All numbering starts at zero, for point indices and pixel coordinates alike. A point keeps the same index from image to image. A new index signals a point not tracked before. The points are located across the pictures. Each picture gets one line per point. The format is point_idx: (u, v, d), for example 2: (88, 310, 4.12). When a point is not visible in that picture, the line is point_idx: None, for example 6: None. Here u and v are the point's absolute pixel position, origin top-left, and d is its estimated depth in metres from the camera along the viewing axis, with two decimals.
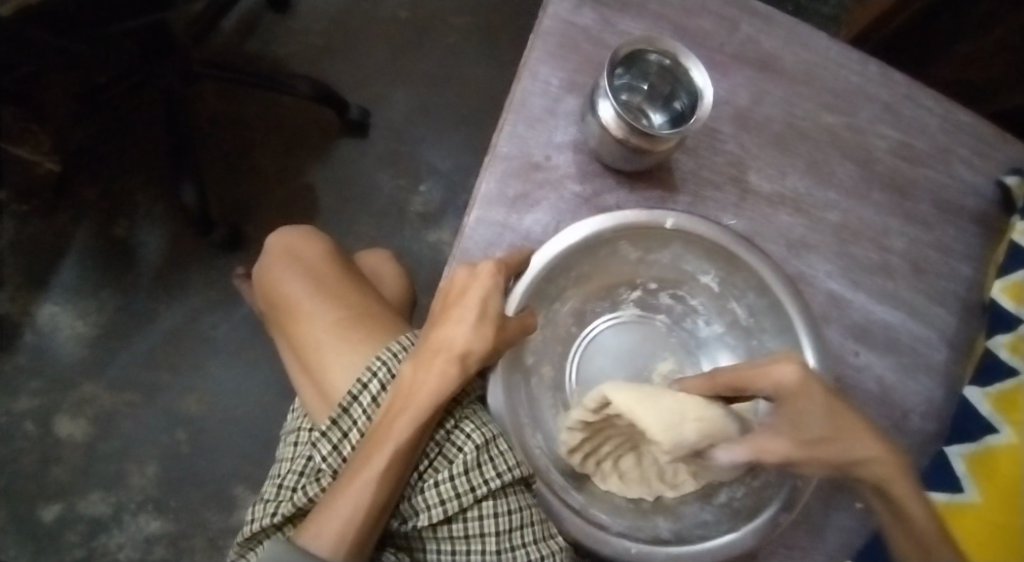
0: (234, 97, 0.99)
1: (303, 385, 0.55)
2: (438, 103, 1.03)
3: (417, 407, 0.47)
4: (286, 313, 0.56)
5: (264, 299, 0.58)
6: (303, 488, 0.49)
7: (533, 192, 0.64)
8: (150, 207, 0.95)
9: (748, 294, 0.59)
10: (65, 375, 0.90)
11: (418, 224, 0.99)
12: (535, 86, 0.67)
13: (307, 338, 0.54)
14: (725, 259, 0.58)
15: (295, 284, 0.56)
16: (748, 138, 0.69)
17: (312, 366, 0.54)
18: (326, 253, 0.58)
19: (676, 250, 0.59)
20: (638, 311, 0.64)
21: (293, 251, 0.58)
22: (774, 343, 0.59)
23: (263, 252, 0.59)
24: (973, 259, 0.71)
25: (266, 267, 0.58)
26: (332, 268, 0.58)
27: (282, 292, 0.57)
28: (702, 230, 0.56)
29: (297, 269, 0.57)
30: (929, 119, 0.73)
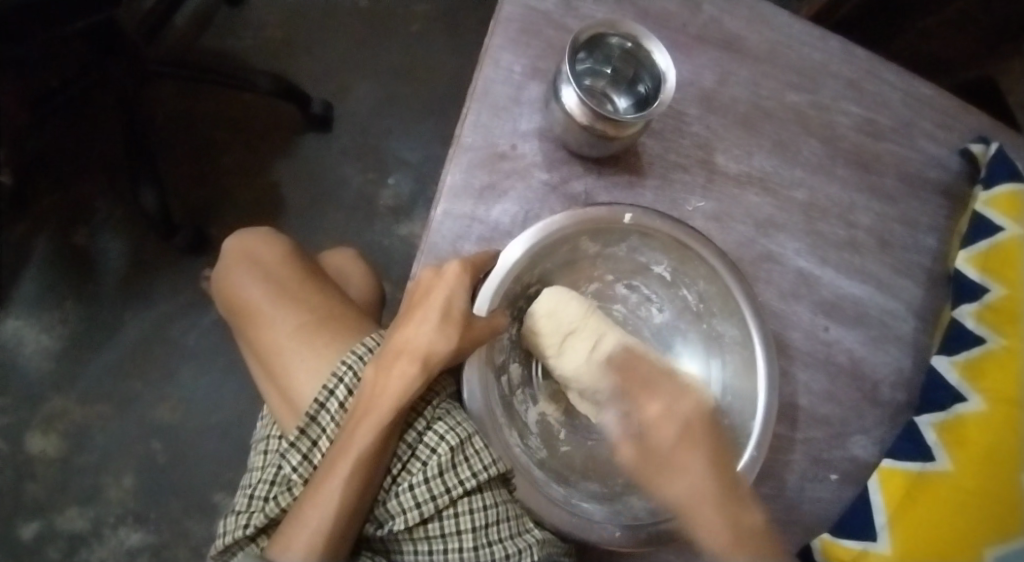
0: (191, 96, 0.96)
1: (270, 392, 0.53)
2: (403, 94, 1.01)
3: (381, 409, 0.47)
4: (248, 321, 0.55)
5: (224, 307, 0.57)
6: (275, 498, 0.48)
7: (500, 182, 0.64)
8: (109, 213, 0.92)
9: (699, 282, 0.60)
10: (33, 388, 0.86)
11: (389, 218, 0.96)
12: (497, 74, 0.66)
13: (270, 346, 0.53)
14: (677, 249, 0.58)
15: (255, 290, 0.55)
16: (713, 119, 0.70)
17: (276, 373, 0.53)
18: (286, 256, 0.57)
19: (632, 243, 0.59)
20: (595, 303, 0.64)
21: (252, 256, 0.57)
22: (724, 327, 0.59)
23: (221, 258, 0.58)
24: (937, 230, 0.72)
25: (224, 274, 0.57)
26: (292, 271, 0.56)
27: (242, 299, 0.55)
28: (656, 223, 0.56)
29: (255, 275, 0.56)
30: (892, 93, 0.74)
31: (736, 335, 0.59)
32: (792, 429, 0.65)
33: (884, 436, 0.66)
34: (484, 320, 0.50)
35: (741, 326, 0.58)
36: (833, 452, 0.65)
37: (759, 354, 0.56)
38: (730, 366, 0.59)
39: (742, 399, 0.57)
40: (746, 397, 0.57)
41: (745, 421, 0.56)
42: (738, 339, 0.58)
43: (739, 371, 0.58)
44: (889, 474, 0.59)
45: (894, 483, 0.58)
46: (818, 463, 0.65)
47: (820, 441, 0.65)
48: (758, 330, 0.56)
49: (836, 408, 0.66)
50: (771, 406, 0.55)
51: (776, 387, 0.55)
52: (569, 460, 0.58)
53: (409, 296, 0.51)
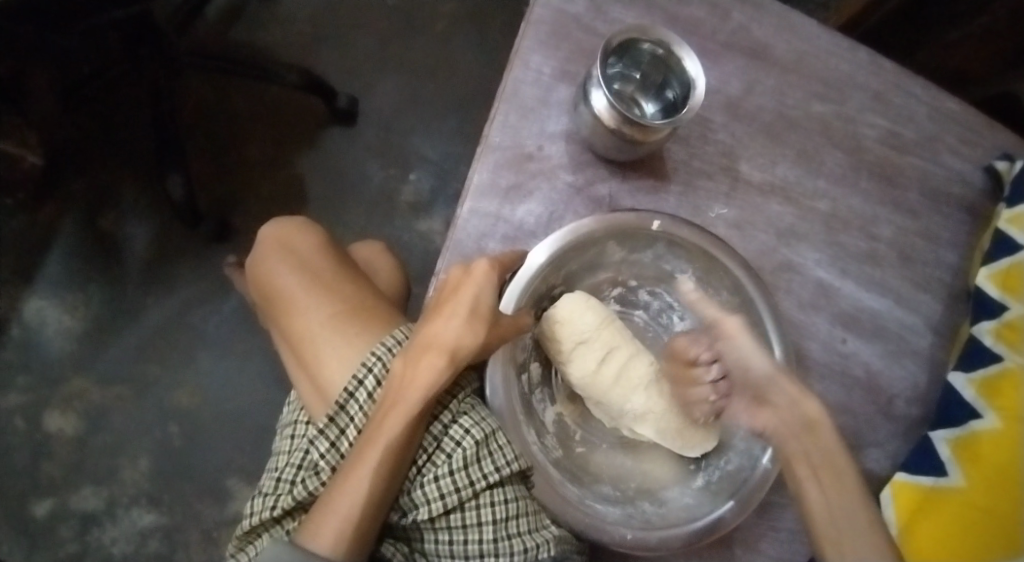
0: (221, 85, 0.93)
1: (300, 380, 0.54)
2: (426, 92, 0.97)
3: (410, 400, 0.47)
4: (279, 307, 0.55)
5: (257, 292, 0.57)
6: (302, 481, 0.49)
7: (526, 182, 0.65)
8: (135, 200, 0.87)
9: (721, 293, 0.61)
10: (53, 369, 0.82)
11: (409, 214, 0.92)
12: (526, 75, 0.67)
13: (301, 334, 0.53)
14: (702, 258, 0.60)
15: (289, 278, 0.55)
16: (739, 127, 0.70)
17: (307, 361, 0.53)
18: (319, 245, 0.57)
19: (658, 251, 0.60)
20: (618, 307, 0.64)
21: (286, 243, 0.57)
22: None
23: (257, 243, 0.57)
24: (959, 247, 0.72)
25: (257, 260, 0.57)
26: (324, 261, 0.56)
27: (275, 287, 0.55)
28: (683, 232, 0.58)
29: (289, 262, 0.55)
30: (917, 108, 0.74)
31: None
32: None
33: (898, 450, 0.67)
34: (511, 319, 0.51)
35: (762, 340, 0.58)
36: (847, 464, 0.66)
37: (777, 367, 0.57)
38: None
39: None
40: None
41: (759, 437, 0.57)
42: None
43: None
44: (902, 487, 0.59)
45: (905, 495, 0.59)
46: None
47: None
48: (776, 336, 0.57)
49: (851, 420, 0.67)
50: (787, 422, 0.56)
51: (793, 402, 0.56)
52: (585, 462, 0.58)
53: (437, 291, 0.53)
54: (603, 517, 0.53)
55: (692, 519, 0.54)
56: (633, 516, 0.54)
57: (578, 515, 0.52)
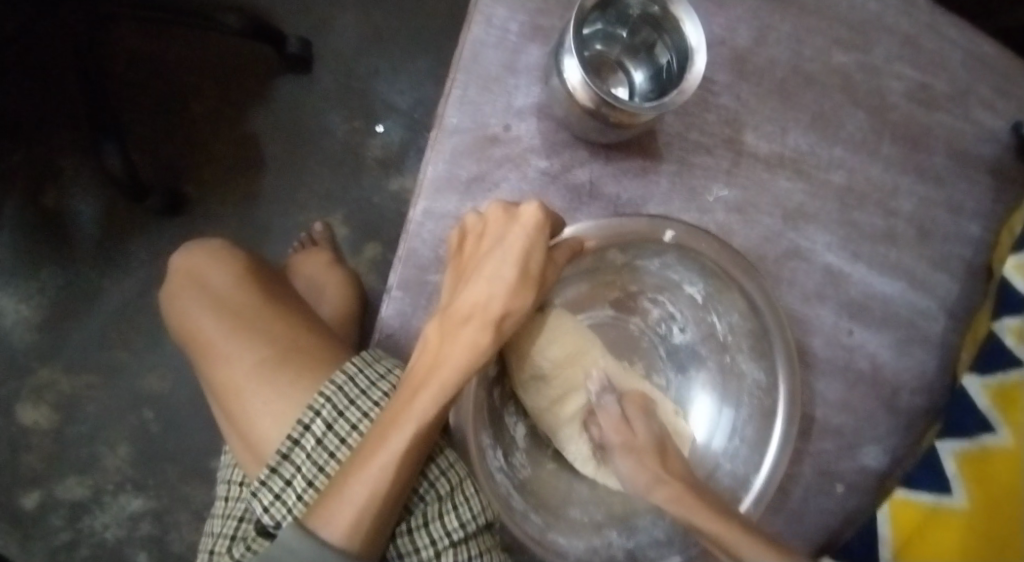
0: (155, 31, 0.82)
1: (230, 435, 0.48)
2: (391, 22, 0.85)
3: (447, 376, 0.43)
4: (201, 354, 0.49)
5: (176, 336, 0.52)
6: (233, 548, 0.45)
7: (491, 172, 0.56)
8: (77, 171, 0.79)
9: (731, 314, 0.54)
10: (18, 359, 0.78)
11: (378, 171, 0.83)
12: (489, 34, 0.56)
13: (226, 386, 0.47)
14: (719, 277, 0.52)
15: (206, 321, 0.49)
16: (745, 88, 0.59)
17: (235, 416, 0.47)
18: (238, 279, 0.51)
19: (666, 261, 0.53)
20: (613, 312, 0.57)
21: (200, 279, 0.51)
22: (748, 367, 0.54)
23: (168, 279, 0.52)
24: (981, 218, 0.63)
25: (171, 299, 0.51)
26: (246, 296, 0.50)
27: (194, 331, 0.50)
28: (702, 245, 0.50)
29: (206, 301, 0.50)
30: (953, 53, 0.62)
31: (761, 380, 0.53)
32: (803, 441, 0.61)
33: (897, 446, 0.63)
34: (564, 246, 0.48)
35: (769, 373, 0.52)
36: (843, 463, 0.62)
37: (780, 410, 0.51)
38: (746, 410, 0.54)
39: (749, 446, 0.53)
40: (756, 445, 0.53)
41: (747, 473, 0.52)
42: (762, 386, 0.53)
43: (756, 416, 0.53)
44: (902, 506, 0.55)
45: (906, 515, 0.55)
46: (826, 475, 0.61)
47: (830, 452, 0.61)
48: (784, 365, 0.51)
49: (850, 418, 0.62)
50: (779, 461, 0.51)
51: (790, 444, 0.51)
52: (554, 485, 0.54)
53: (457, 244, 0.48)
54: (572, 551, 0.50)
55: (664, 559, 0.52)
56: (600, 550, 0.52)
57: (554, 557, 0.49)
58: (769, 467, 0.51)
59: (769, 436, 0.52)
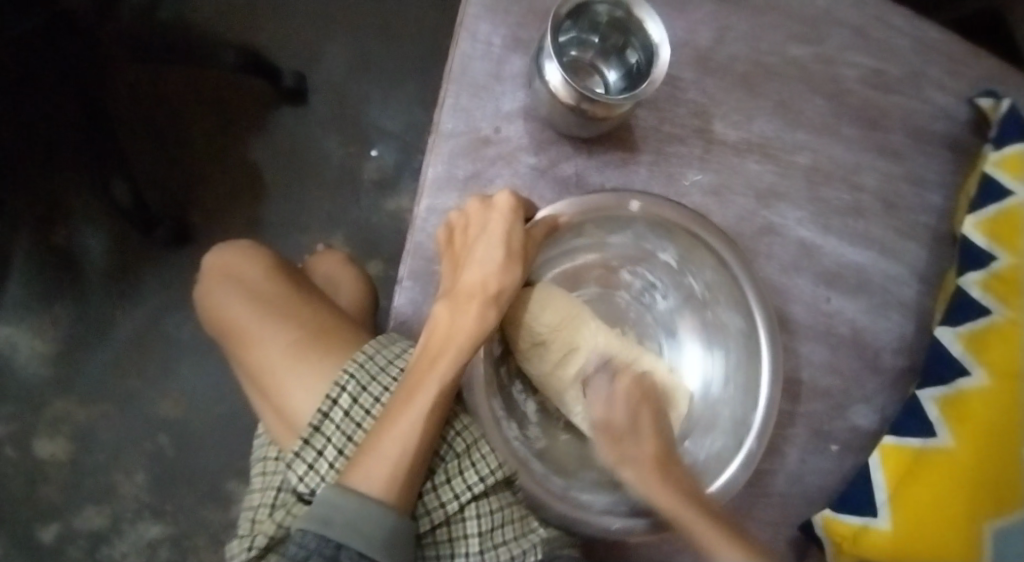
0: (155, 72, 0.87)
1: (265, 412, 0.52)
2: (379, 55, 0.91)
3: (458, 345, 0.48)
4: (235, 341, 0.53)
5: (210, 328, 0.56)
6: (274, 514, 0.48)
7: (485, 170, 0.61)
8: (85, 207, 0.83)
9: (706, 271, 0.58)
10: (33, 394, 0.80)
11: (375, 192, 0.88)
12: (475, 48, 0.62)
13: (259, 367, 0.51)
14: (688, 238, 0.57)
15: (238, 310, 0.53)
16: (710, 82, 0.65)
17: (269, 393, 0.51)
18: (266, 270, 0.56)
19: (638, 231, 0.58)
20: (598, 289, 0.62)
21: (231, 273, 0.56)
22: (729, 317, 0.58)
23: (200, 277, 0.57)
24: (946, 188, 0.69)
25: (205, 294, 0.56)
26: (275, 285, 0.55)
27: (227, 320, 0.54)
28: (666, 210, 0.54)
29: (237, 292, 0.54)
30: (899, 41, 0.68)
31: (742, 328, 0.58)
32: (794, 403, 0.65)
33: (887, 405, 0.66)
34: (544, 222, 0.53)
35: (746, 317, 0.56)
36: (836, 423, 0.65)
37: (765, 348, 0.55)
38: (735, 362, 0.58)
39: (742, 392, 0.57)
40: (748, 391, 0.56)
41: (746, 414, 0.55)
42: (744, 331, 0.57)
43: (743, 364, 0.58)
44: (891, 450, 0.59)
45: (896, 459, 0.59)
46: (820, 436, 0.65)
47: (822, 413, 0.65)
48: (762, 317, 0.55)
49: (837, 379, 0.66)
50: (772, 401, 0.54)
51: (778, 383, 0.55)
52: (564, 452, 0.57)
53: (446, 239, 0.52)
54: (580, 507, 0.52)
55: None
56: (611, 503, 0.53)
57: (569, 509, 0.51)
58: (764, 406, 0.54)
59: (758, 388, 0.55)
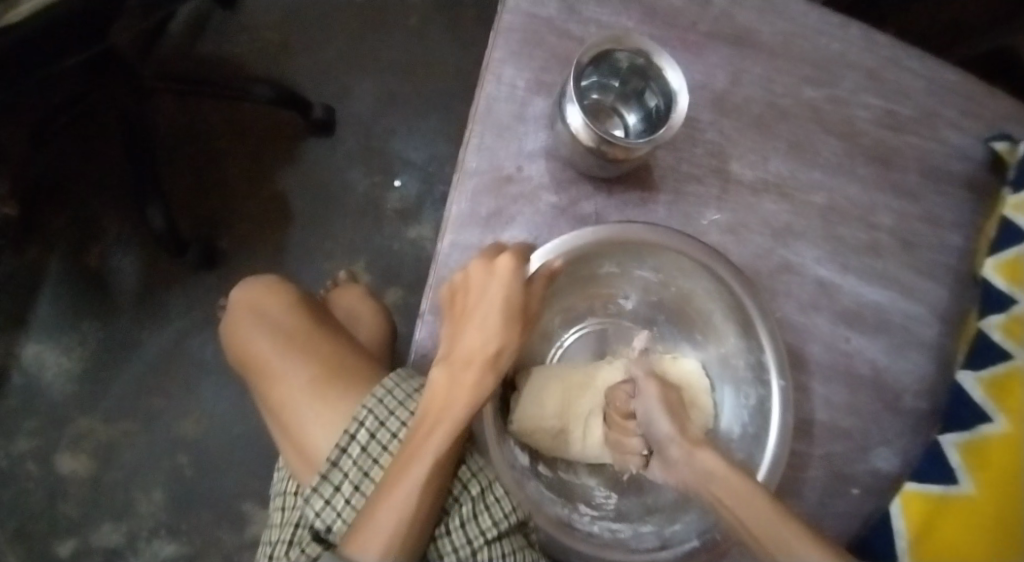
0: (194, 105, 0.90)
1: (285, 448, 0.52)
2: (403, 87, 0.94)
3: (455, 417, 0.47)
4: (258, 375, 0.54)
5: (234, 362, 0.57)
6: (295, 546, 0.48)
7: (507, 208, 0.62)
8: (120, 231, 0.86)
9: (702, 285, 0.58)
10: (58, 411, 0.82)
11: (397, 221, 0.90)
12: (500, 90, 0.64)
13: (281, 403, 0.52)
14: (683, 262, 0.57)
15: (262, 343, 0.54)
16: (728, 123, 0.66)
17: (289, 429, 0.52)
18: (290, 305, 0.57)
19: (623, 260, 0.58)
20: (575, 332, 0.63)
21: (255, 308, 0.57)
22: (728, 341, 0.60)
23: (229, 312, 0.58)
24: (964, 227, 0.69)
25: (231, 329, 0.57)
26: (297, 320, 0.56)
27: (250, 352, 0.55)
28: (645, 235, 0.54)
29: (262, 327, 0.55)
30: (915, 83, 0.69)
31: (751, 360, 0.57)
32: (808, 444, 0.64)
33: (906, 448, 0.66)
34: (540, 274, 0.51)
35: (755, 347, 0.56)
36: (855, 466, 0.65)
37: (770, 362, 0.55)
38: (747, 400, 0.58)
39: (755, 428, 0.56)
40: (759, 423, 0.56)
41: (759, 443, 0.55)
42: (750, 362, 0.57)
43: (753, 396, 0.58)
44: (912, 496, 0.58)
45: (916, 505, 0.58)
46: (840, 478, 0.64)
47: (840, 455, 0.65)
48: (771, 343, 0.55)
49: (857, 421, 0.65)
50: (785, 422, 0.54)
51: (790, 406, 0.54)
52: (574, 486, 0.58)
53: (448, 298, 0.51)
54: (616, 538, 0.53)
55: (685, 540, 0.53)
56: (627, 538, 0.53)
57: (590, 545, 0.50)
58: (776, 428, 0.54)
59: (769, 420, 0.55)
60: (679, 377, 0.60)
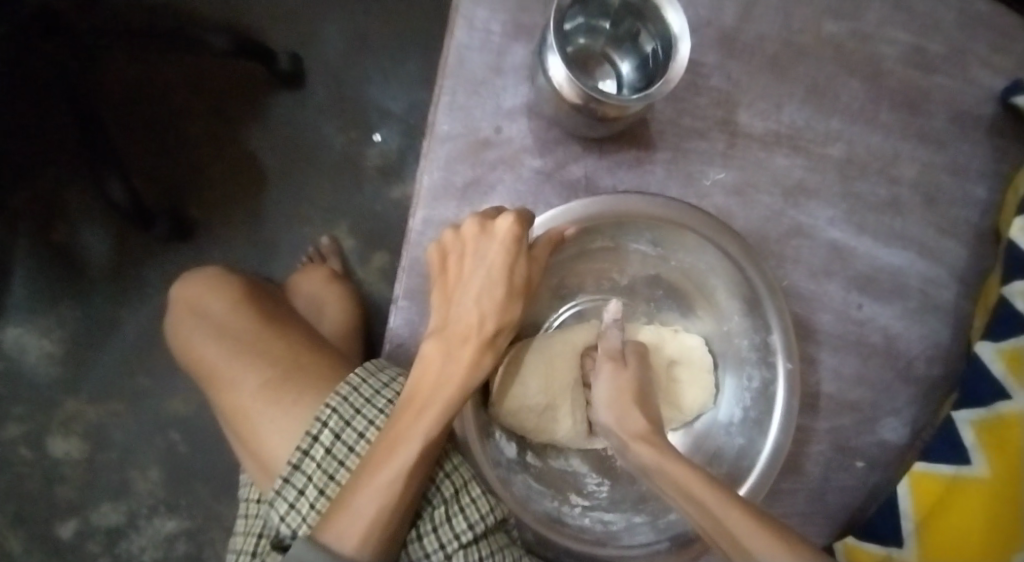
0: (150, 61, 0.82)
1: (243, 456, 0.49)
2: (377, 29, 0.85)
3: (446, 393, 0.43)
4: (207, 382, 0.50)
5: (184, 365, 0.53)
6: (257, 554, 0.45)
7: (485, 176, 0.56)
8: (83, 203, 0.81)
9: (705, 259, 0.52)
10: (45, 395, 0.80)
11: (378, 180, 0.84)
12: (472, 38, 0.56)
13: (234, 408, 0.48)
14: (688, 236, 0.51)
15: (207, 347, 0.51)
16: (734, 66, 0.58)
17: (245, 437, 0.48)
18: (235, 303, 0.53)
19: (617, 235, 0.52)
20: (575, 308, 0.57)
21: (198, 308, 0.53)
22: (735, 319, 0.54)
23: (171, 310, 0.54)
24: (989, 179, 0.62)
25: (175, 330, 0.53)
26: (243, 320, 0.52)
27: (198, 357, 0.51)
28: (641, 208, 0.48)
29: (207, 331, 0.52)
30: (950, 10, 0.60)
31: (756, 342, 0.52)
32: (813, 417, 0.60)
33: (919, 419, 0.62)
34: (546, 238, 0.47)
35: (762, 331, 0.51)
36: (861, 438, 0.61)
37: (776, 345, 0.49)
38: (749, 386, 0.53)
39: (758, 417, 0.52)
40: (762, 411, 0.51)
41: (758, 433, 0.51)
42: (756, 343, 0.52)
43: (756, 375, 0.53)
44: (921, 477, 0.55)
45: (925, 488, 0.55)
46: (844, 451, 0.61)
47: (848, 428, 0.61)
48: (781, 332, 0.50)
49: (868, 392, 0.61)
50: (789, 408, 0.49)
51: (796, 389, 0.49)
52: (561, 476, 0.54)
53: (439, 262, 0.47)
54: (607, 536, 0.49)
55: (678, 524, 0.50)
56: (617, 535, 0.50)
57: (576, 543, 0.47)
58: (780, 414, 0.49)
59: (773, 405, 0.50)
60: (676, 352, 0.55)
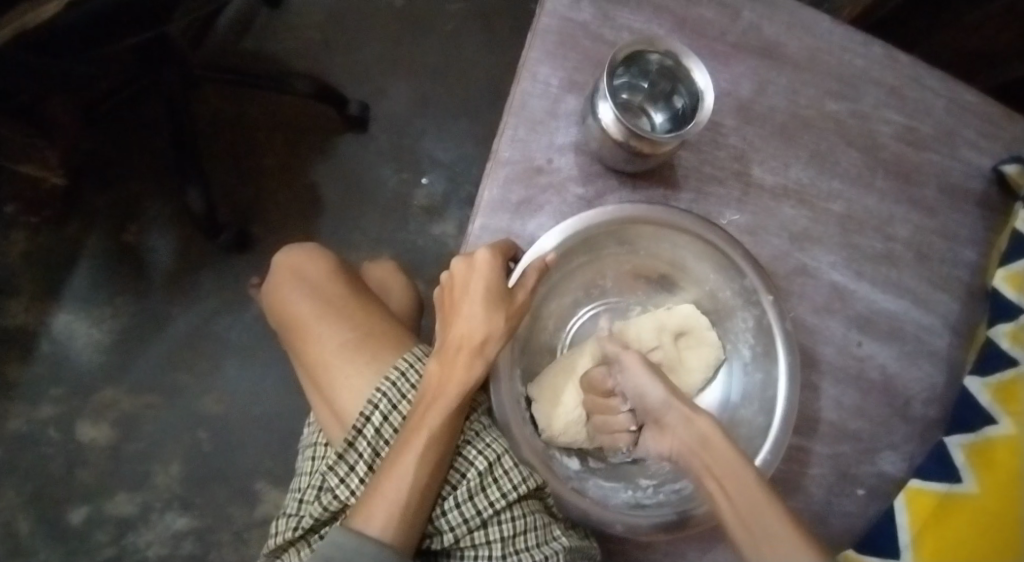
0: (238, 96, 0.95)
1: (318, 404, 0.56)
2: (437, 93, 0.99)
3: (446, 400, 0.50)
4: (295, 334, 0.58)
5: (275, 322, 0.61)
6: (318, 497, 0.51)
7: (537, 196, 0.65)
8: (159, 211, 0.94)
9: (709, 275, 0.61)
10: (84, 380, 0.89)
11: (423, 217, 0.95)
12: (535, 87, 0.66)
13: (316, 361, 0.56)
14: (699, 244, 0.59)
15: (301, 306, 0.58)
16: (750, 130, 0.69)
17: (322, 386, 0.55)
18: (328, 271, 0.60)
19: (628, 238, 0.59)
20: (591, 310, 0.64)
21: (296, 272, 0.60)
22: (740, 308, 0.60)
23: (274, 272, 0.61)
24: (977, 244, 0.72)
25: (274, 290, 0.60)
26: (332, 287, 0.59)
27: (291, 314, 0.58)
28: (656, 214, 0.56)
29: (302, 288, 0.59)
30: (934, 102, 0.72)
31: (749, 318, 0.60)
32: (811, 439, 0.66)
33: (914, 453, 0.67)
34: (531, 268, 0.51)
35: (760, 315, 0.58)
36: (861, 467, 0.66)
37: (779, 342, 0.56)
38: (756, 373, 0.60)
39: (761, 413, 0.57)
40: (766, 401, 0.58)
41: (763, 415, 0.57)
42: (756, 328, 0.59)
43: (756, 358, 0.60)
44: (915, 493, 0.60)
45: (920, 502, 0.60)
46: (846, 478, 0.66)
47: (849, 456, 0.66)
48: (780, 325, 0.57)
49: (866, 423, 0.67)
50: (792, 392, 0.56)
51: (798, 374, 0.56)
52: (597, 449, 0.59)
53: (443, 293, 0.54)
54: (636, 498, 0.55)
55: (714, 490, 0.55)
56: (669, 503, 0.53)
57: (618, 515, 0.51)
58: (785, 394, 0.56)
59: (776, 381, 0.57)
60: (678, 325, 0.61)
